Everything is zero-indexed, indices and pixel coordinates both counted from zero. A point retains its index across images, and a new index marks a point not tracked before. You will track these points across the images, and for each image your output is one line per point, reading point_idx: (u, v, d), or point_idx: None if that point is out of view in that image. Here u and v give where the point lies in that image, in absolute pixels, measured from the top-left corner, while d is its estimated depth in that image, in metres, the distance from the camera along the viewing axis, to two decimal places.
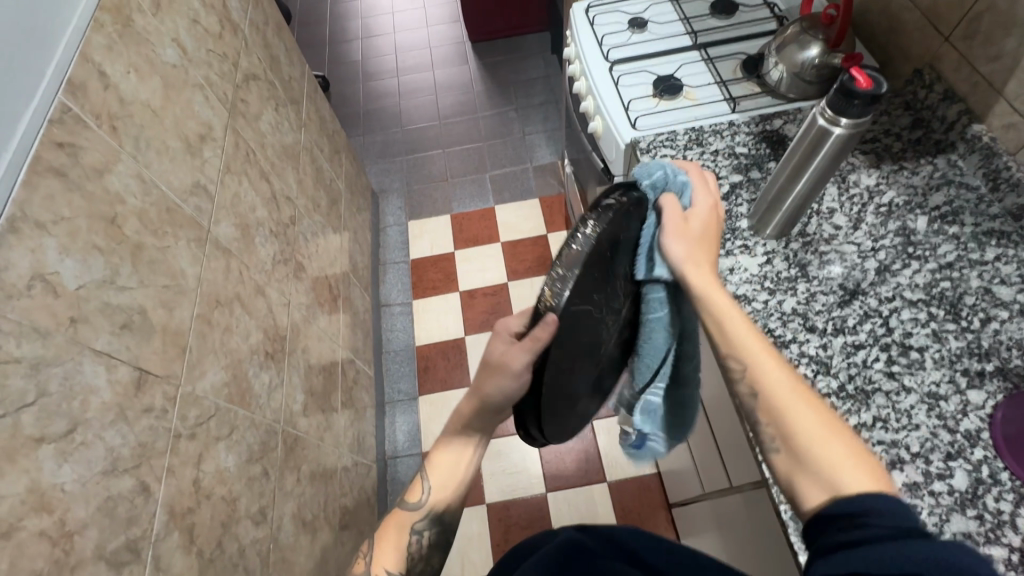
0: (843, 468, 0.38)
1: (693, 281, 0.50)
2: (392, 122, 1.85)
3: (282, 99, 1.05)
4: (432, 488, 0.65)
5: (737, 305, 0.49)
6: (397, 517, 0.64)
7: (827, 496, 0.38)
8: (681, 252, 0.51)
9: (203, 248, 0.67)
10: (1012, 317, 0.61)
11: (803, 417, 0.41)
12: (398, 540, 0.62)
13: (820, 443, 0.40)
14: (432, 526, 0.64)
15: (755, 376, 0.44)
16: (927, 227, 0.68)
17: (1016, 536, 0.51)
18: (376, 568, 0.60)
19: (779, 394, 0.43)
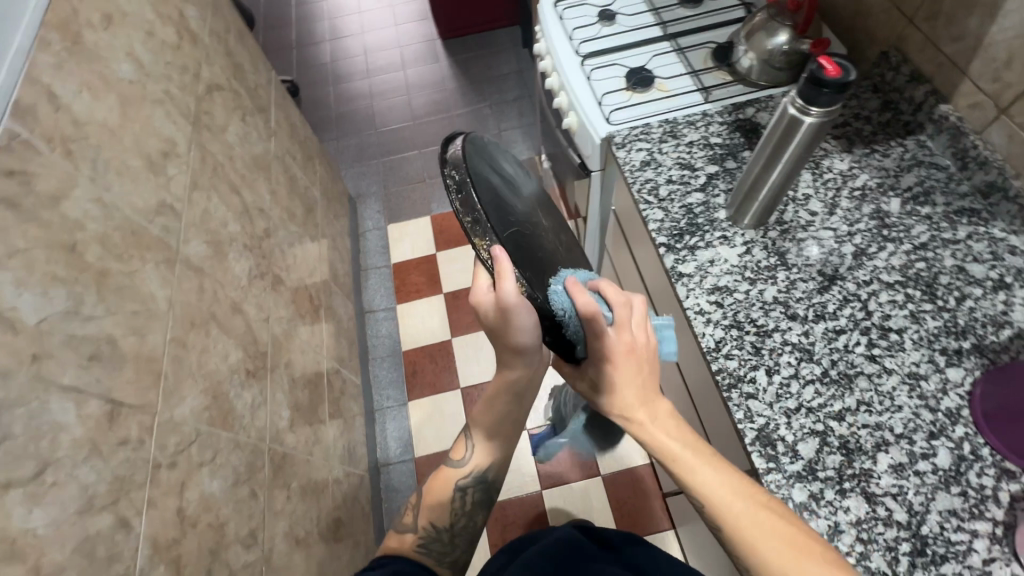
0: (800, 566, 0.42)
1: (633, 408, 0.53)
2: (366, 125, 1.82)
3: (249, 108, 1.02)
4: (477, 450, 0.66)
5: (688, 445, 0.50)
6: (442, 474, 0.67)
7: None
8: (627, 397, 0.52)
9: (173, 270, 0.65)
10: (986, 294, 0.62)
11: (759, 539, 0.44)
12: (444, 493, 0.65)
13: (779, 552, 0.43)
14: (477, 484, 0.66)
15: (713, 508, 0.47)
16: (900, 209, 0.69)
17: (999, 510, 0.52)
18: (421, 521, 0.64)
19: (737, 521, 0.46)
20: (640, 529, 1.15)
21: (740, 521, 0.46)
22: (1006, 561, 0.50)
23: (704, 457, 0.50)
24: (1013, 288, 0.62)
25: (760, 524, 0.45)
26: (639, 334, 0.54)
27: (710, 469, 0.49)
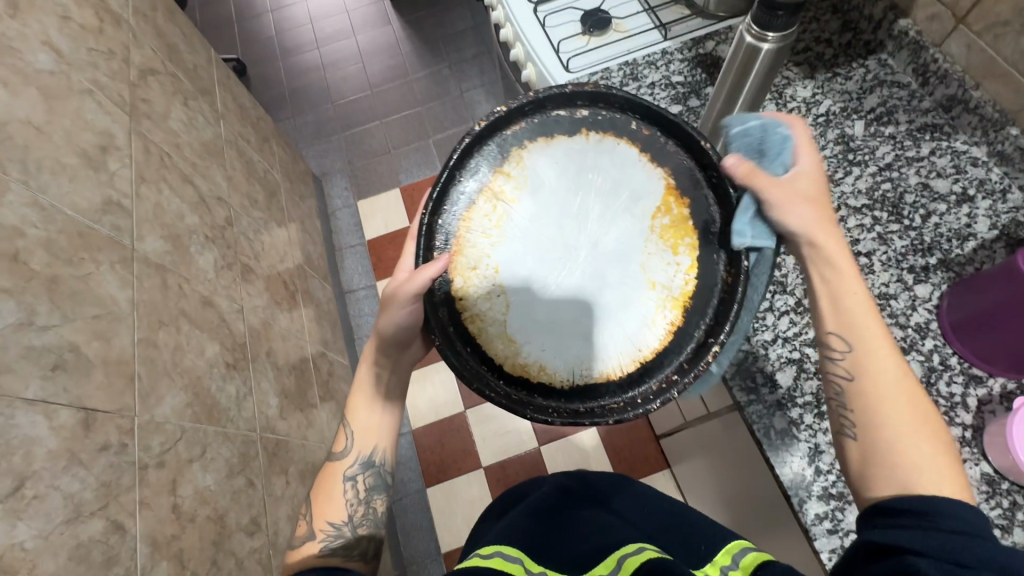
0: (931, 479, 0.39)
1: (825, 253, 0.46)
2: (322, 99, 1.74)
3: (190, 91, 0.97)
4: (358, 435, 0.63)
5: (868, 308, 0.45)
6: (330, 469, 0.63)
7: (894, 492, 0.40)
8: (805, 215, 0.46)
9: (132, 270, 0.63)
10: (950, 209, 0.63)
11: (897, 418, 0.41)
12: (336, 490, 0.62)
13: (910, 451, 0.40)
14: (366, 469, 0.63)
15: (862, 360, 0.44)
16: (864, 131, 0.69)
17: (968, 415, 0.54)
18: (318, 524, 0.59)
19: (880, 390, 0.42)
20: (637, 472, 1.20)
21: (882, 397, 0.42)
22: (975, 460, 0.53)
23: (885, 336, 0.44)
24: (976, 200, 0.63)
25: (912, 407, 0.42)
26: (813, 182, 0.49)
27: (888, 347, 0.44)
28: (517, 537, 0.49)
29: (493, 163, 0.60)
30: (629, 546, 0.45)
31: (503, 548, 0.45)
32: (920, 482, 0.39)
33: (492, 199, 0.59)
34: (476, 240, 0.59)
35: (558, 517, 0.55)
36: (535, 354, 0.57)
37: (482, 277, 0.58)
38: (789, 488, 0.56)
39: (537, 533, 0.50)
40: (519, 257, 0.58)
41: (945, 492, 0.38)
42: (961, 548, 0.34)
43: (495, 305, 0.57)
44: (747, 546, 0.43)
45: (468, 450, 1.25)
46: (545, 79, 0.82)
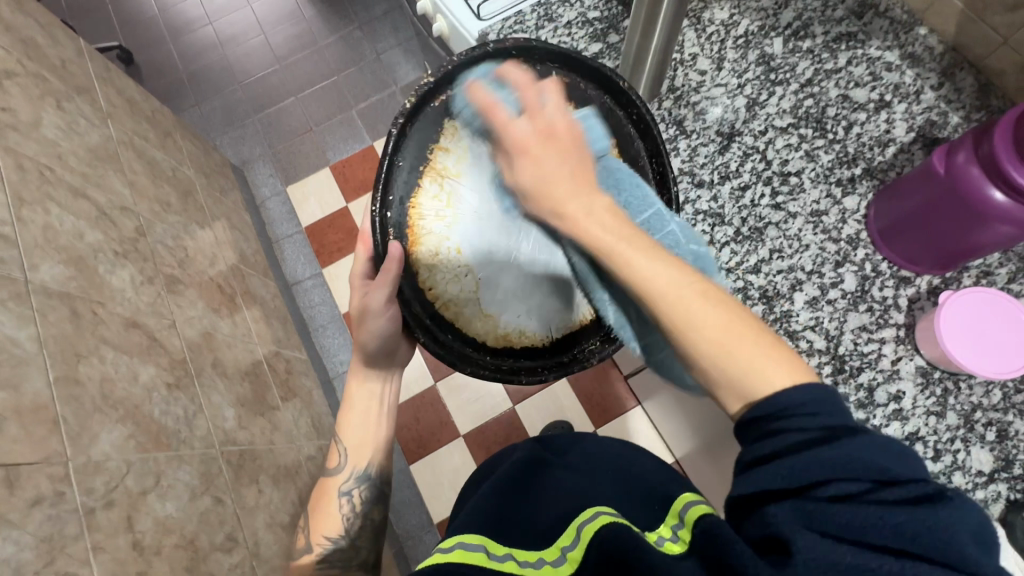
0: (767, 372, 0.35)
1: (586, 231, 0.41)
2: (226, 80, 1.59)
3: (61, 91, 0.85)
4: (350, 453, 0.65)
5: (625, 238, 0.40)
6: (325, 485, 0.67)
7: (743, 405, 0.35)
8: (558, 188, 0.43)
9: (31, 304, 0.57)
10: (870, 117, 0.64)
11: (704, 346, 0.36)
12: (330, 507, 0.66)
13: (727, 348, 0.36)
14: (361, 483, 0.66)
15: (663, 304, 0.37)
16: (784, 48, 0.67)
17: (900, 315, 0.57)
18: (315, 539, 0.65)
19: (676, 317, 0.37)
20: (612, 413, 1.24)
21: (685, 302, 0.37)
22: (910, 356, 0.56)
23: (643, 246, 0.40)
24: (893, 105, 0.64)
25: (723, 319, 0.36)
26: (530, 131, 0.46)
27: (654, 259, 0.39)
28: (484, 518, 0.45)
29: (428, 142, 0.55)
30: (588, 511, 0.43)
31: (463, 537, 0.41)
32: (763, 389, 0.34)
33: (436, 178, 0.55)
34: (427, 224, 0.55)
35: (527, 485, 0.51)
36: (514, 322, 0.56)
37: (445, 262, 0.55)
38: None
39: (499, 504, 0.47)
40: (474, 231, 0.55)
41: (777, 382, 0.34)
42: (808, 468, 0.31)
43: (465, 288, 0.55)
44: (695, 499, 0.42)
45: (445, 422, 1.25)
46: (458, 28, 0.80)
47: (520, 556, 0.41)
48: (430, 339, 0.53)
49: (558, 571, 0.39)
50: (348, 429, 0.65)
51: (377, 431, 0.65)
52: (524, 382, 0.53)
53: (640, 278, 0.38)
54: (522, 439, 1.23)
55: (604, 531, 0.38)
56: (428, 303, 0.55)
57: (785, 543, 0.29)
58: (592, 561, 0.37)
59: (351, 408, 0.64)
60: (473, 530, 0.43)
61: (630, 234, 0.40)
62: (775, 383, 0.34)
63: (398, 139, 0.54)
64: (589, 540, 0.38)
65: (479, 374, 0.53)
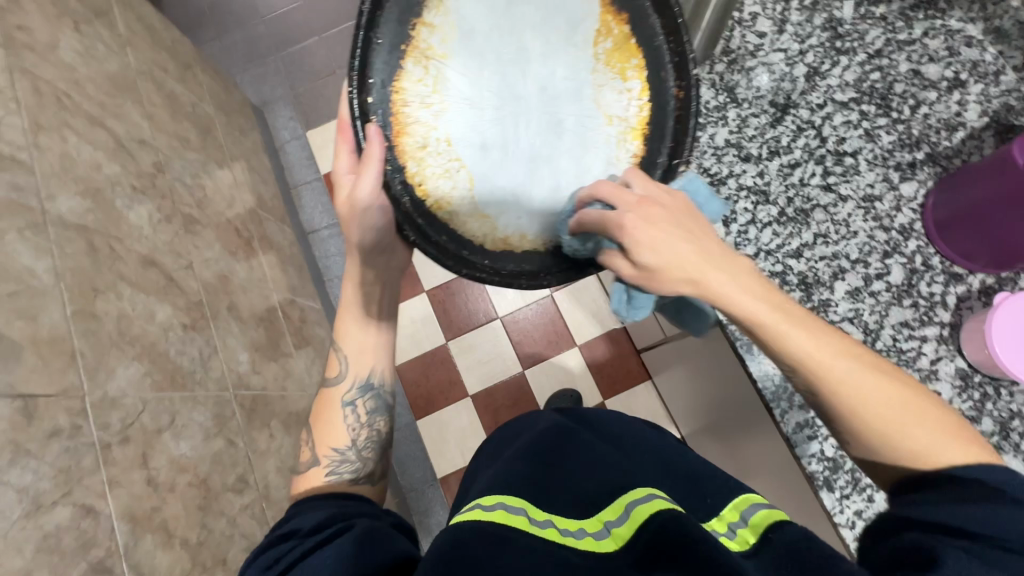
0: (945, 447, 0.41)
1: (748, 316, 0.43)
2: (248, 13, 1.53)
3: (79, 12, 0.82)
4: (351, 358, 0.66)
5: (769, 304, 0.43)
6: (327, 396, 0.65)
7: (896, 476, 0.43)
8: (688, 273, 0.42)
9: (47, 235, 0.56)
10: (941, 97, 0.59)
11: (867, 406, 0.43)
12: (336, 416, 0.63)
13: (890, 414, 0.43)
14: (365, 393, 0.65)
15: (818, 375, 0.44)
16: (854, 13, 0.61)
17: (946, 314, 0.54)
18: (323, 449, 0.61)
19: (852, 399, 0.44)
20: (621, 386, 1.23)
21: (863, 398, 0.43)
22: (951, 357, 0.53)
23: (793, 318, 0.44)
24: (967, 85, 0.58)
25: (892, 405, 0.43)
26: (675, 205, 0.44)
27: (806, 332, 0.44)
28: (519, 481, 0.43)
29: (409, 17, 0.52)
30: (638, 491, 0.41)
31: (506, 497, 0.40)
32: (930, 457, 0.42)
33: (421, 60, 0.53)
34: (411, 111, 0.53)
35: (558, 449, 0.49)
36: (514, 226, 0.55)
37: (434, 152, 0.54)
38: (769, 400, 0.56)
39: (532, 465, 0.46)
40: (467, 118, 0.54)
41: (953, 457, 0.41)
42: (976, 517, 0.36)
43: (458, 182, 0.54)
44: (757, 501, 0.40)
45: (454, 381, 1.26)
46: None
47: (561, 523, 0.39)
48: (425, 241, 0.53)
49: (601, 544, 0.37)
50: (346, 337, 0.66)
51: (377, 335, 0.67)
52: (526, 287, 0.53)
53: (801, 355, 0.43)
54: (529, 404, 1.23)
55: (660, 515, 0.37)
56: (421, 202, 0.54)
57: (928, 552, 0.33)
58: (639, 552, 0.35)
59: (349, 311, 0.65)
60: (511, 492, 0.41)
61: (780, 303, 0.44)
62: (950, 456, 0.41)
63: (370, 17, 0.51)
64: (643, 524, 0.37)
65: (478, 278, 0.53)
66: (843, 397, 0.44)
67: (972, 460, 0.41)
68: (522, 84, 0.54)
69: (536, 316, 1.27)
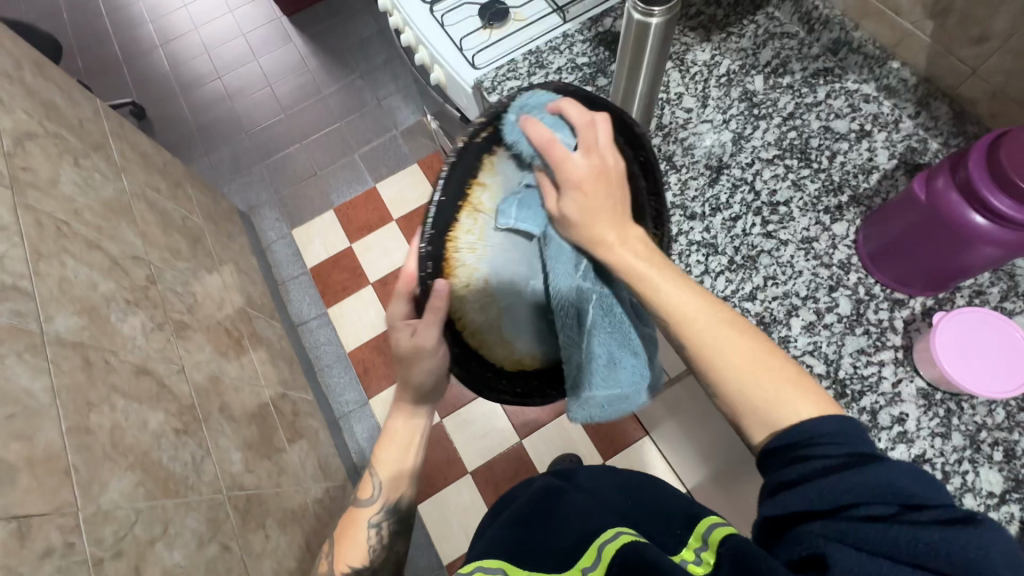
0: (787, 400, 0.38)
1: (628, 271, 0.43)
2: (234, 130, 1.66)
3: (79, 148, 0.90)
4: (384, 484, 0.64)
5: (654, 264, 0.43)
6: (354, 516, 0.64)
7: (769, 433, 0.38)
8: (609, 166, 0.46)
9: (45, 355, 0.58)
10: (853, 147, 0.66)
11: (734, 359, 0.39)
12: (358, 537, 0.62)
13: (750, 364, 0.39)
14: (390, 515, 0.64)
15: (717, 348, 0.40)
16: (764, 85, 0.71)
17: (897, 337, 0.58)
18: (342, 567, 0.61)
19: (720, 354, 0.40)
20: (620, 445, 1.22)
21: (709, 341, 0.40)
22: (910, 377, 0.56)
23: (672, 277, 0.43)
24: (872, 134, 0.66)
25: (740, 353, 0.39)
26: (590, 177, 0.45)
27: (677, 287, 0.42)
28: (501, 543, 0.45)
29: (468, 174, 0.49)
30: (607, 531, 0.42)
31: (484, 561, 0.42)
32: (776, 417, 0.37)
33: (472, 213, 0.49)
34: (462, 259, 0.49)
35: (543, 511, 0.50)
36: (527, 348, 0.55)
37: (474, 294, 0.50)
38: None
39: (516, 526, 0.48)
40: (506, 267, 0.51)
41: (798, 409, 0.37)
42: (845, 486, 0.32)
43: (489, 318, 0.52)
44: (717, 522, 0.41)
45: (452, 459, 1.24)
46: (424, 41, 0.87)
47: None
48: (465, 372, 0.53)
49: None
50: (384, 459, 0.64)
51: (415, 460, 0.65)
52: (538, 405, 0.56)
53: (667, 304, 0.42)
54: (530, 474, 1.21)
55: (622, 549, 0.39)
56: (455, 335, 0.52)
57: (819, 556, 0.30)
58: None
59: (391, 438, 0.64)
60: (493, 555, 0.43)
61: (661, 262, 0.44)
62: (792, 413, 0.37)
63: (449, 174, 0.48)
64: (609, 560, 0.39)
65: (498, 398, 0.54)
66: (679, 324, 0.41)
67: (825, 413, 0.37)
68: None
69: None
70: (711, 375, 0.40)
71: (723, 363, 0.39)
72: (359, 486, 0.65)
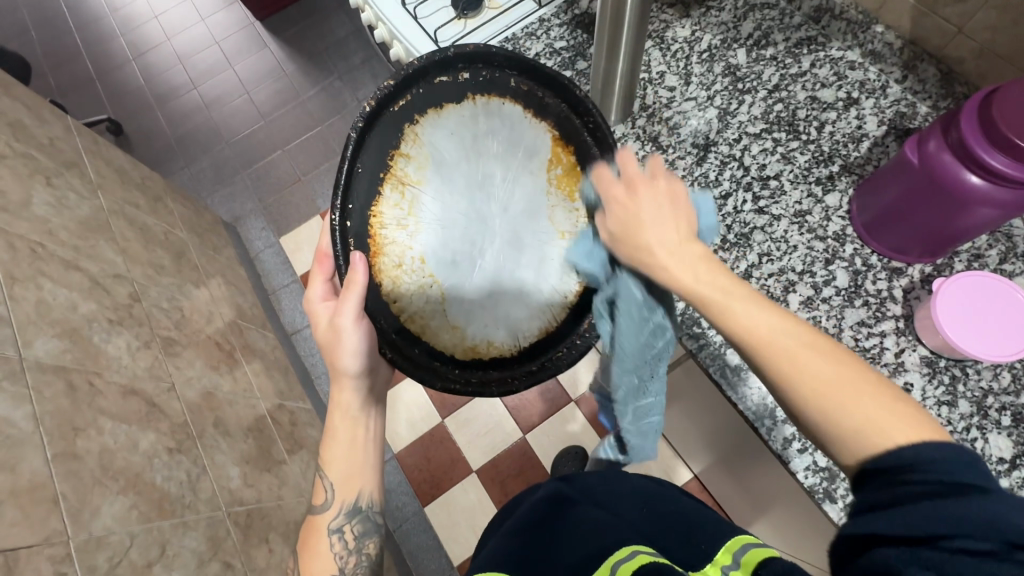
0: (884, 423, 0.33)
1: (703, 298, 0.38)
2: (214, 140, 1.64)
3: (50, 167, 0.87)
4: (336, 486, 0.59)
5: (720, 285, 0.38)
6: (314, 523, 0.60)
7: (858, 462, 0.34)
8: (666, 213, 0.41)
9: (25, 382, 0.57)
10: (841, 115, 0.65)
11: (810, 381, 0.35)
12: (321, 543, 0.59)
13: (833, 385, 0.35)
14: (352, 515, 0.60)
15: (779, 369, 0.36)
16: (748, 58, 0.69)
17: (897, 307, 0.57)
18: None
19: (807, 375, 0.35)
20: None
21: (795, 359, 0.35)
22: (913, 347, 0.55)
23: (743, 293, 0.38)
24: (860, 101, 0.65)
25: (831, 373, 0.35)
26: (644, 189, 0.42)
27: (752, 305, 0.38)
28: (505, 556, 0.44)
29: (387, 148, 0.50)
30: (621, 551, 0.40)
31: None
32: (871, 439, 0.33)
33: (397, 186, 0.50)
34: (387, 236, 0.50)
35: (548, 527, 0.48)
36: (481, 332, 0.52)
37: (410, 272, 0.51)
38: (754, 420, 0.57)
39: (529, 543, 0.46)
40: (439, 246, 0.51)
41: (896, 438, 0.32)
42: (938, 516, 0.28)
43: (431, 297, 0.51)
44: (748, 542, 0.41)
45: (456, 459, 1.23)
46: (399, 36, 0.85)
47: None
48: (398, 355, 0.49)
49: None
50: (331, 462, 0.58)
51: (367, 456, 0.60)
52: (498, 394, 0.49)
53: (739, 327, 0.37)
54: (536, 469, 1.20)
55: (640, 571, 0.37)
56: (394, 317, 0.50)
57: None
58: None
59: (335, 439, 0.58)
60: (497, 567, 0.43)
61: (729, 281, 0.39)
62: (894, 435, 0.33)
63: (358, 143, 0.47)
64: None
65: (449, 388, 0.49)
66: (756, 350, 0.37)
67: (923, 437, 0.32)
68: (489, 207, 0.52)
69: None
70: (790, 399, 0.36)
71: (789, 375, 0.36)
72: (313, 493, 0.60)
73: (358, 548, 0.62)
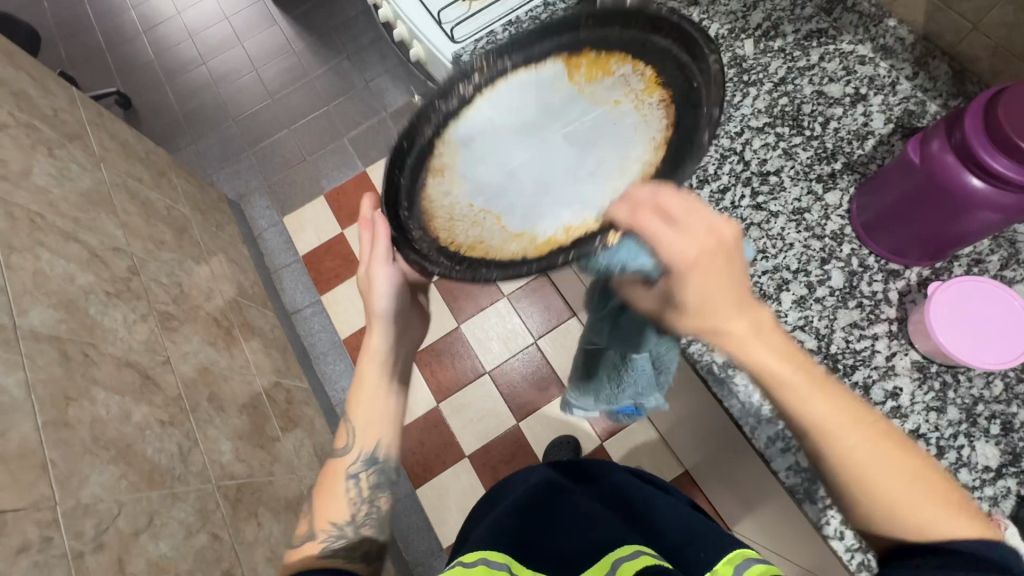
0: (947, 516, 0.39)
1: (766, 373, 0.39)
2: (221, 116, 1.63)
3: (53, 139, 0.88)
4: (359, 430, 0.62)
5: (799, 367, 0.39)
6: (333, 467, 0.62)
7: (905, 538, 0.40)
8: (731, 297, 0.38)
9: (18, 350, 0.58)
10: (847, 111, 0.63)
11: (863, 459, 0.40)
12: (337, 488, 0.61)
13: (898, 468, 0.40)
14: (369, 465, 0.62)
15: (832, 442, 0.40)
16: (755, 49, 0.67)
17: (892, 309, 0.56)
18: (319, 523, 0.60)
19: (862, 464, 0.40)
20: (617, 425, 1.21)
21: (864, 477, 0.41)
22: (904, 351, 0.54)
23: (817, 382, 0.40)
24: (868, 98, 0.63)
25: (895, 474, 0.40)
26: (722, 289, 0.38)
27: (821, 397, 0.40)
28: (501, 535, 0.42)
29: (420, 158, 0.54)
30: (624, 547, 0.39)
31: (487, 552, 0.39)
32: (923, 528, 0.40)
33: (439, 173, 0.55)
34: (441, 202, 0.55)
35: (546, 512, 0.47)
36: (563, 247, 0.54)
37: (461, 220, 0.56)
38: (739, 418, 0.57)
39: (523, 526, 0.44)
40: (489, 181, 0.57)
41: (962, 529, 0.39)
42: None
43: (487, 228, 0.55)
44: (750, 554, 0.38)
45: (450, 443, 1.24)
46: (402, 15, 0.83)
47: None
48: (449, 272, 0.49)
49: None
50: (358, 408, 0.62)
51: (391, 409, 0.63)
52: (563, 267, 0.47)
53: (813, 419, 0.40)
54: (528, 457, 1.21)
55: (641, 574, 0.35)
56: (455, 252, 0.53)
57: None
58: None
59: (362, 388, 0.61)
60: (494, 545, 0.41)
61: (804, 364, 0.40)
62: (956, 529, 0.39)
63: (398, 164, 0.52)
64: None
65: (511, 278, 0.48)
66: (824, 437, 0.40)
67: (981, 534, 0.39)
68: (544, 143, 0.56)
69: (524, 366, 1.28)
70: (846, 481, 0.41)
71: (844, 459, 0.40)
72: (337, 437, 0.64)
73: (371, 499, 0.62)
